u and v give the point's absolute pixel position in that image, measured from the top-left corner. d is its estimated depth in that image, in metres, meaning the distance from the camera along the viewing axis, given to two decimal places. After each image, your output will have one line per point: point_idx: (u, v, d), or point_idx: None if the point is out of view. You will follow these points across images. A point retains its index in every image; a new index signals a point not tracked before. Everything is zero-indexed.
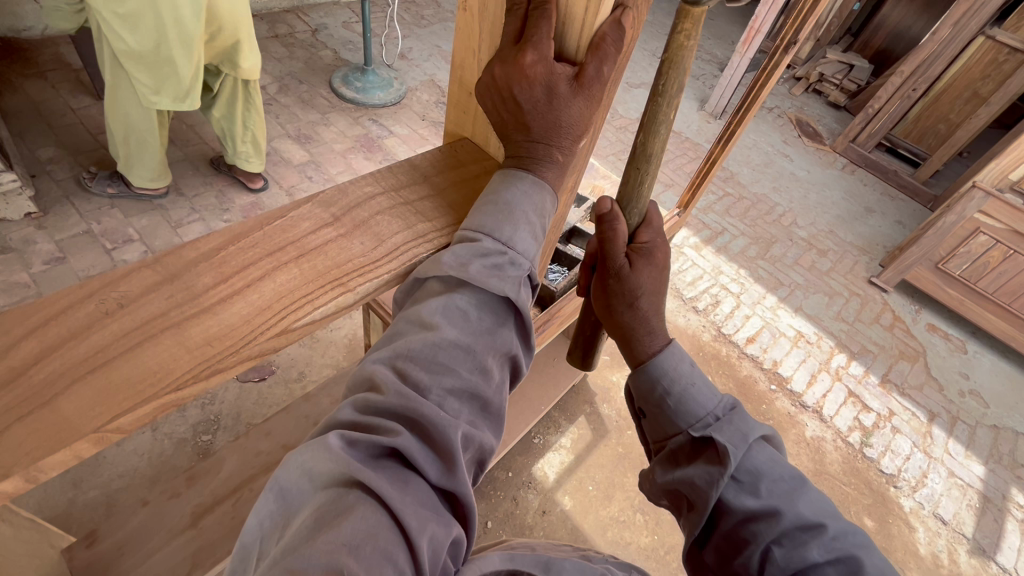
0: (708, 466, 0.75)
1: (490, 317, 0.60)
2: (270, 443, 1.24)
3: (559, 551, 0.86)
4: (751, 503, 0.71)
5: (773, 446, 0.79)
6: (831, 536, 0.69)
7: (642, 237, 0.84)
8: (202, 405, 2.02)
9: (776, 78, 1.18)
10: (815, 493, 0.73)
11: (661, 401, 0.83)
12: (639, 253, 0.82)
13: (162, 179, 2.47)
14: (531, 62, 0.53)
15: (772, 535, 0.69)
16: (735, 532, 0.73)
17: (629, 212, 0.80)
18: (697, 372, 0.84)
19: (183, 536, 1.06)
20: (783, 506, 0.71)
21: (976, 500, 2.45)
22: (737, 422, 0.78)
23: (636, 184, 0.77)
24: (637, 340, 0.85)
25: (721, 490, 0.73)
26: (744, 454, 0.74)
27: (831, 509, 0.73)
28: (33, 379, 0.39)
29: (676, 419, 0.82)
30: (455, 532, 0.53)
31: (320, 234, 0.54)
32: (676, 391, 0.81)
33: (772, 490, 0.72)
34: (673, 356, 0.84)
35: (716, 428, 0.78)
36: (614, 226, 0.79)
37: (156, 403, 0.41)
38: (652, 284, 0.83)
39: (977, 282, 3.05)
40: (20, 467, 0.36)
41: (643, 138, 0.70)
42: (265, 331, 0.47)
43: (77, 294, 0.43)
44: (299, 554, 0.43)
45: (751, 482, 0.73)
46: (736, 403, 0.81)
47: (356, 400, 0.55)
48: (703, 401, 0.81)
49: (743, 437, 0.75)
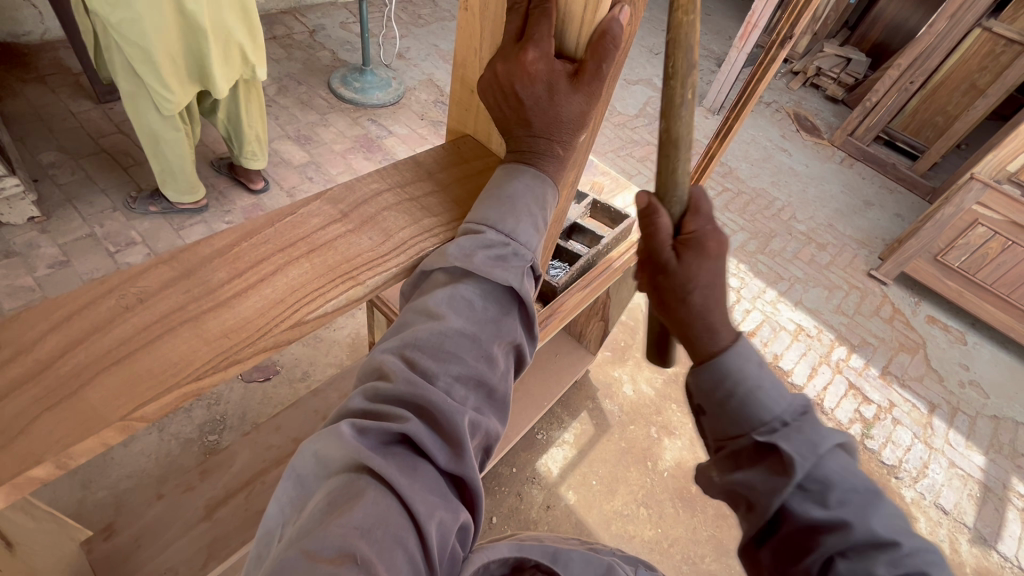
0: (769, 472, 0.66)
1: (494, 306, 0.62)
2: (280, 436, 1.26)
3: (567, 543, 0.87)
4: (817, 515, 0.63)
5: (851, 453, 0.68)
6: (905, 555, 0.61)
7: (690, 227, 0.72)
8: (208, 405, 2.03)
9: (773, 72, 1.19)
10: (891, 508, 0.64)
11: (720, 400, 0.71)
12: (687, 245, 0.70)
13: (196, 190, 2.48)
14: (532, 59, 0.55)
15: (836, 548, 0.62)
16: (793, 540, 0.65)
17: (671, 197, 0.71)
18: (766, 373, 0.70)
19: (196, 528, 1.07)
20: (852, 518, 0.62)
21: (977, 490, 2.47)
22: (808, 430, 0.67)
23: (670, 172, 0.69)
24: (694, 339, 0.73)
25: (783, 498, 0.64)
26: (814, 464, 0.64)
27: (905, 525, 0.64)
28: (60, 371, 0.41)
29: (736, 420, 0.70)
30: (463, 517, 0.55)
31: (329, 230, 0.55)
32: (740, 392, 0.69)
33: (842, 502, 0.63)
34: (739, 353, 0.71)
35: (783, 434, 0.66)
36: (653, 219, 0.70)
37: (177, 393, 0.42)
38: (712, 276, 0.71)
39: (976, 273, 3.06)
40: (52, 453, 0.38)
41: (666, 125, 0.66)
42: (279, 323, 0.48)
43: (98, 290, 0.45)
44: (313, 536, 0.45)
45: (820, 491, 0.64)
46: (809, 405, 0.69)
47: (366, 389, 0.57)
48: (771, 401, 0.69)
49: (815, 446, 0.65)
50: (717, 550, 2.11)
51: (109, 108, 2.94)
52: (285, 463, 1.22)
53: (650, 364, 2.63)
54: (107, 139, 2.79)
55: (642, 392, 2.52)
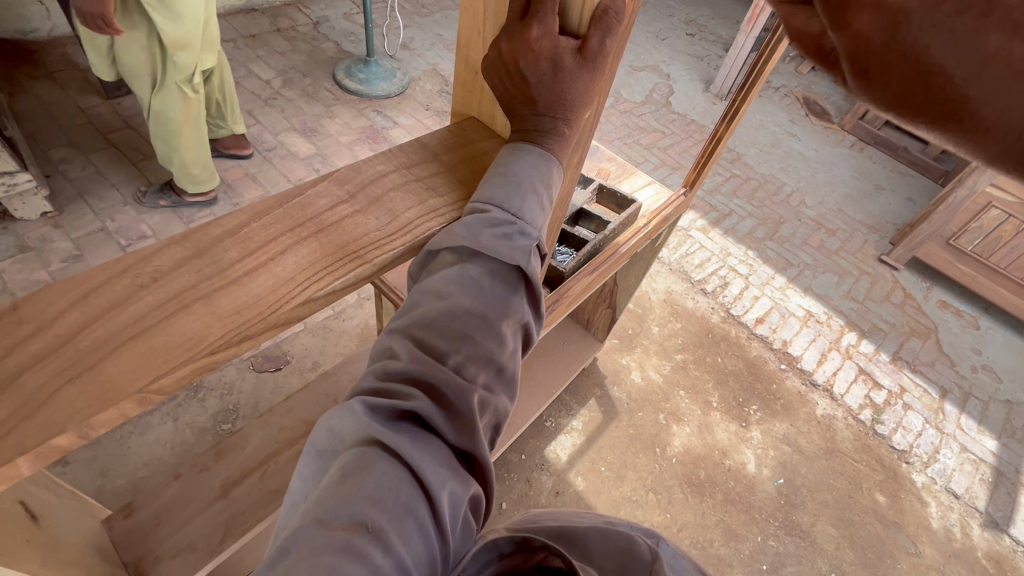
0: None
1: (502, 284, 0.63)
2: (292, 418, 1.29)
3: (584, 516, 0.82)
4: None
5: None
6: None
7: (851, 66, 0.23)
8: (221, 395, 2.07)
9: (781, 53, 1.16)
10: None
11: None
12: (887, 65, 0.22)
13: (211, 181, 2.54)
14: (537, 36, 0.55)
15: None
16: None
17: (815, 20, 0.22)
18: None
19: (214, 506, 1.10)
20: None
21: (989, 475, 2.46)
22: None
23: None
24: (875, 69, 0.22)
25: None
26: None
27: None
28: (81, 345, 0.42)
29: None
30: (473, 488, 0.56)
31: (336, 211, 0.56)
32: None
33: None
34: None
35: None
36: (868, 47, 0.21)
37: (191, 367, 0.44)
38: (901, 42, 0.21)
39: (988, 257, 3.04)
40: (73, 424, 0.39)
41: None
42: (290, 300, 0.49)
43: (113, 269, 0.46)
44: (326, 507, 0.47)
45: None
46: None
47: (377, 367, 0.59)
48: None
49: None
50: (726, 535, 2.11)
51: (117, 103, 2.98)
52: (298, 444, 1.25)
53: (659, 352, 2.63)
54: (116, 135, 2.83)
55: (651, 378, 2.53)
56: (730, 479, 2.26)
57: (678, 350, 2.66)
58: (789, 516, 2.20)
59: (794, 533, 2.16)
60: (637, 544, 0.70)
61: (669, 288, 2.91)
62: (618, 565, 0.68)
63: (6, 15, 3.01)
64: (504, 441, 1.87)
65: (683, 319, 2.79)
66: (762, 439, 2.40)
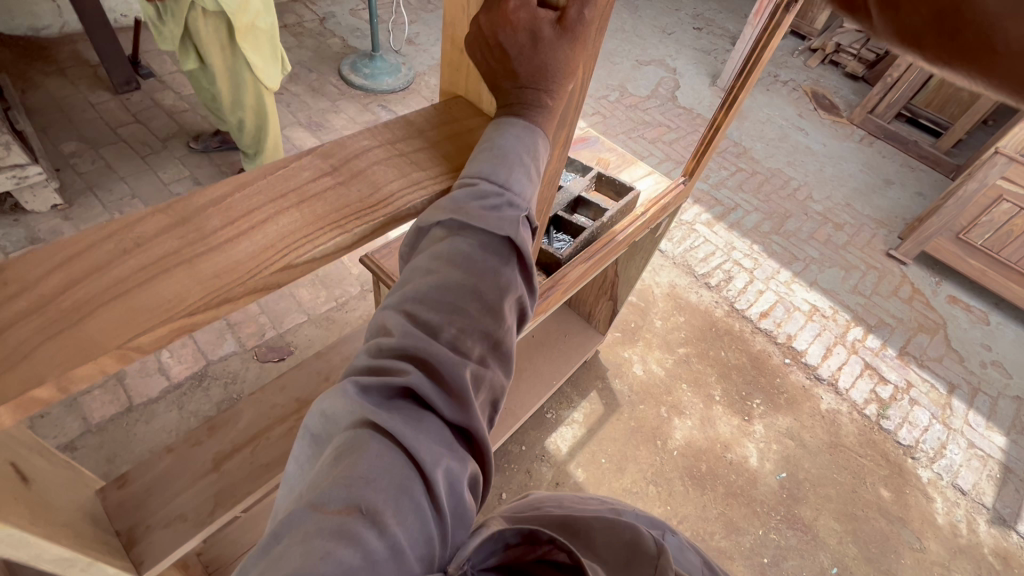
0: None
1: (494, 257, 0.63)
2: (284, 397, 1.32)
3: (590, 503, 0.83)
4: None
5: None
6: None
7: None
8: (225, 384, 2.10)
9: (779, 36, 1.15)
10: None
11: None
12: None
13: None
14: (514, 8, 0.57)
15: None
16: None
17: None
18: None
19: (206, 479, 1.12)
20: None
21: (997, 471, 2.42)
22: None
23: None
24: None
25: None
26: None
27: None
28: (62, 304, 0.43)
29: None
30: (470, 466, 0.57)
31: (319, 183, 0.57)
32: None
33: None
34: None
35: None
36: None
37: (170, 326, 0.45)
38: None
39: (1000, 251, 2.98)
40: (53, 376, 0.40)
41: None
42: (268, 265, 0.50)
43: (98, 234, 0.47)
44: (320, 489, 0.47)
45: None
46: None
47: (370, 347, 0.59)
48: None
49: None
50: (726, 527, 2.10)
51: (126, 98, 3.03)
52: (290, 421, 1.27)
53: (661, 345, 2.63)
54: (125, 129, 2.87)
55: (652, 371, 2.52)
56: (731, 472, 2.25)
57: (681, 344, 2.65)
58: (792, 509, 2.19)
59: (795, 527, 2.15)
60: (644, 538, 0.70)
61: (673, 282, 2.90)
62: (623, 558, 0.67)
63: (18, 12, 3.08)
64: (504, 431, 1.87)
65: (686, 313, 2.78)
66: (765, 433, 2.39)
